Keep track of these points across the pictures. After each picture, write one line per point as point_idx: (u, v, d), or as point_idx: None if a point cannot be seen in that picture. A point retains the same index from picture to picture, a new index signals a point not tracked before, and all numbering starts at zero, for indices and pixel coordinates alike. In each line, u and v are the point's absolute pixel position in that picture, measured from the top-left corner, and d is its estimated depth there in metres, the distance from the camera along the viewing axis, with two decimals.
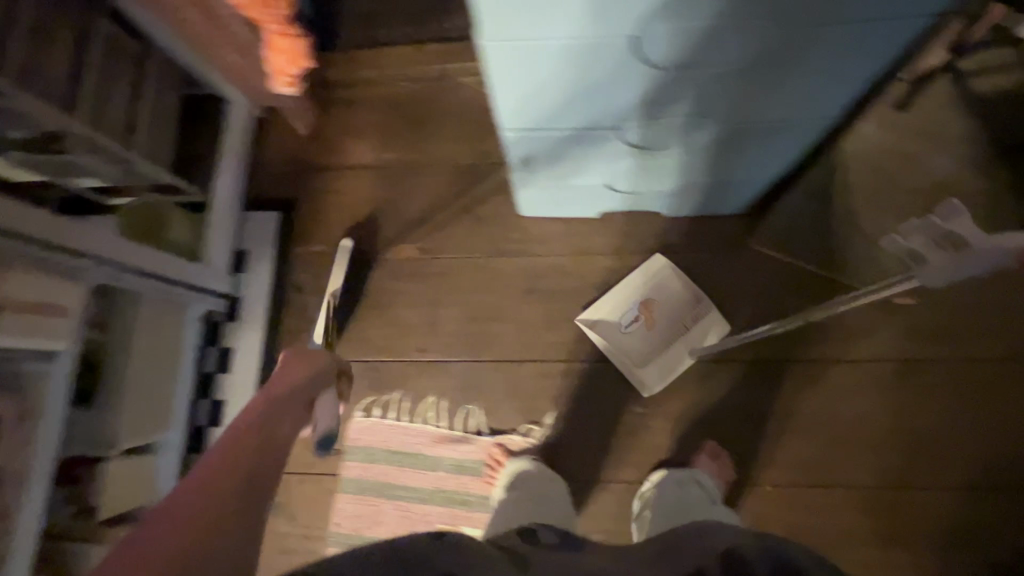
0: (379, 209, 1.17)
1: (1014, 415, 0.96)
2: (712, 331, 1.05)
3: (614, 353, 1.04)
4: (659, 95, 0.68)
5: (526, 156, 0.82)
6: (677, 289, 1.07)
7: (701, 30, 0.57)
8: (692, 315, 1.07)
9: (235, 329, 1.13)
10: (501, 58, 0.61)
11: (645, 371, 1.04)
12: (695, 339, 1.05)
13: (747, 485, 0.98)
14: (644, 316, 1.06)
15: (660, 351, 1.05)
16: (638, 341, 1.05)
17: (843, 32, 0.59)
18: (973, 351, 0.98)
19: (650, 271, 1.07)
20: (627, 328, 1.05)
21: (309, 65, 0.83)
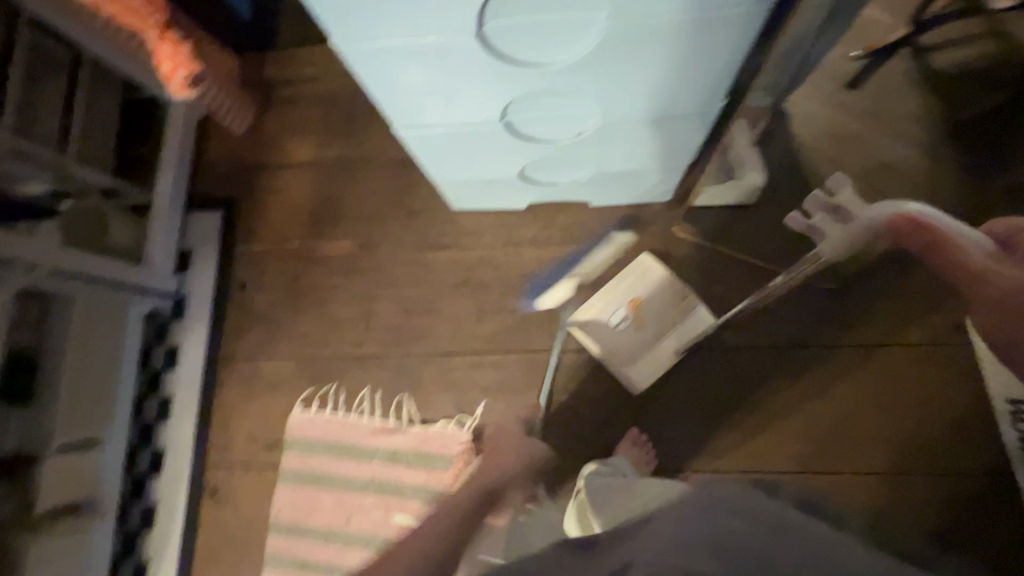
0: (317, 206, 1.18)
1: (929, 398, 0.95)
2: (695, 328, 1.00)
3: (603, 355, 1.01)
4: (534, 94, 0.68)
5: (427, 150, 0.82)
6: (665, 286, 1.02)
7: (551, 28, 0.56)
8: (684, 310, 1.01)
9: (180, 327, 1.16)
10: (361, 59, 0.61)
11: (634, 370, 1.01)
12: (681, 336, 1.00)
13: (672, 472, 0.99)
14: (633, 314, 1.01)
15: (649, 349, 1.00)
16: (628, 340, 1.01)
17: (698, 25, 0.57)
18: (888, 333, 0.98)
19: (641, 268, 1.03)
20: (616, 328, 1.01)
21: (191, 66, 0.89)
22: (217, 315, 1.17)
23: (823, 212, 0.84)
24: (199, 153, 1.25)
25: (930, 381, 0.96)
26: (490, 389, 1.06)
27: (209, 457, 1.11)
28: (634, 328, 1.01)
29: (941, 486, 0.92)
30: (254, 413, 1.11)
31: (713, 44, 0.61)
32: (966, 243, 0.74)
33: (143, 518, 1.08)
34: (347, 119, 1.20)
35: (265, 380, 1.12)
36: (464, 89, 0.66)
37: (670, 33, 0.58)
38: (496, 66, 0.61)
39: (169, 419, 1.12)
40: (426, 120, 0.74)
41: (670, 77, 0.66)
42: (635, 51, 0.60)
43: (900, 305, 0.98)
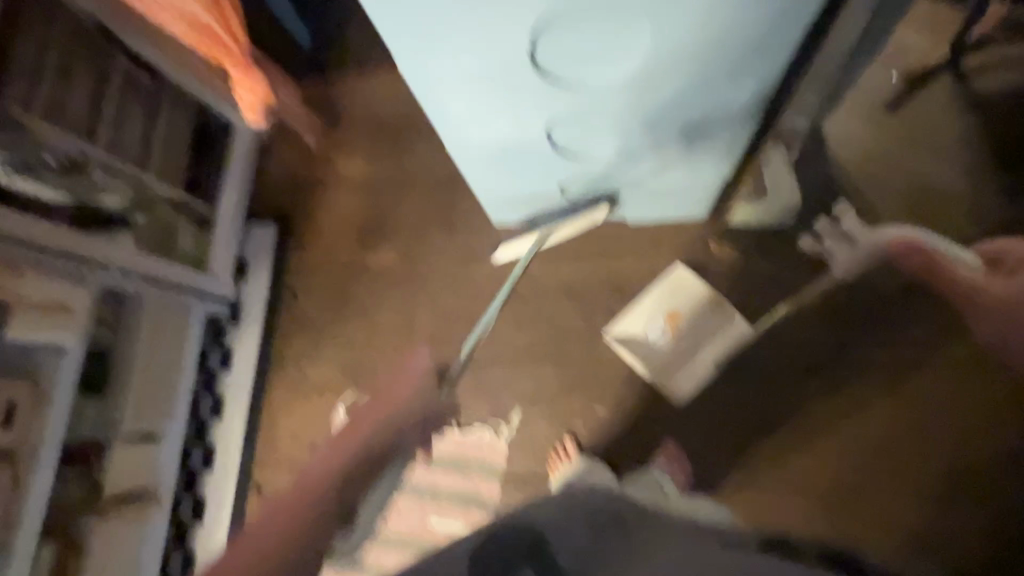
0: (365, 219, 1.25)
1: (970, 420, 0.94)
2: (732, 339, 1.01)
3: (643, 366, 1.04)
4: (577, 112, 0.72)
5: (474, 166, 0.87)
6: (702, 297, 1.04)
7: (598, 49, 0.61)
8: (720, 321, 1.02)
9: (235, 331, 1.24)
10: (421, 81, 0.67)
11: (675, 380, 1.03)
12: (719, 349, 1.02)
13: (706, 486, 0.99)
14: (670, 327, 1.03)
15: (687, 360, 1.02)
16: (666, 353, 1.03)
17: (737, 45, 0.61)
18: (929, 354, 0.96)
19: (674, 279, 1.06)
20: (653, 341, 1.04)
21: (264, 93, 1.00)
22: (269, 319, 1.24)
23: (834, 237, 1.01)
24: (259, 171, 1.35)
25: (976, 403, 0.94)
26: (525, 398, 1.08)
27: (257, 454, 1.17)
28: (671, 341, 1.03)
29: (989, 512, 0.89)
30: (299, 414, 1.17)
31: (752, 62, 0.64)
32: (955, 263, 0.89)
33: (194, 509, 1.14)
34: (394, 140, 1.28)
35: (311, 382, 1.18)
36: (512, 108, 0.71)
37: (710, 53, 0.61)
38: (544, 85, 0.66)
39: (222, 417, 1.19)
40: (474, 138, 0.79)
41: (710, 94, 0.69)
42: (677, 71, 0.64)
43: (944, 324, 0.97)
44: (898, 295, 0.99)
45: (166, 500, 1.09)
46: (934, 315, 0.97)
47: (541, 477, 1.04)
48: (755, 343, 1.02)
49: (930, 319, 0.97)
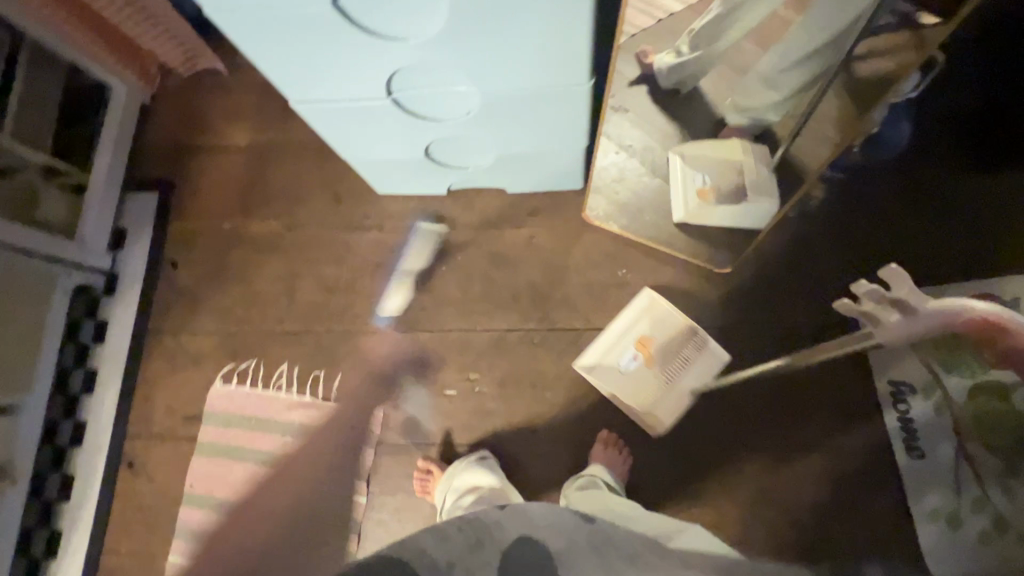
0: (249, 188, 1.22)
1: (828, 380, 0.98)
2: (706, 365, 0.97)
3: (616, 395, 0.98)
4: (411, 67, 0.71)
5: (330, 124, 0.86)
6: (673, 321, 0.99)
7: None
8: (694, 346, 0.98)
9: (110, 302, 1.19)
10: (237, 26, 0.65)
11: (650, 410, 0.97)
12: (694, 376, 0.97)
13: (573, 447, 1.01)
14: (642, 354, 0.99)
15: (665, 389, 0.97)
16: (643, 383, 0.98)
17: (541, 8, 0.60)
18: (797, 318, 1.00)
19: (647, 304, 1.00)
20: (628, 370, 0.99)
21: None
22: (147, 290, 1.19)
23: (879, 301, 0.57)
24: (139, 137, 1.29)
25: (830, 375, 0.98)
26: (402, 367, 1.08)
27: (130, 429, 1.13)
28: (643, 369, 0.98)
29: (829, 471, 0.95)
30: (175, 387, 1.14)
31: (566, 33, 0.64)
32: None
33: (62, 486, 1.10)
34: (282, 108, 1.25)
35: (189, 355, 1.15)
36: (346, 57, 0.69)
37: (521, 15, 0.62)
38: (360, 36, 0.65)
39: (93, 393, 1.14)
40: (320, 91, 0.77)
41: (534, 61, 0.69)
42: (493, 30, 0.64)
43: (810, 304, 1.00)
44: (778, 264, 1.02)
45: (23, 475, 1.05)
46: (806, 295, 1.01)
47: (415, 443, 1.04)
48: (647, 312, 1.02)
49: (802, 294, 1.01)
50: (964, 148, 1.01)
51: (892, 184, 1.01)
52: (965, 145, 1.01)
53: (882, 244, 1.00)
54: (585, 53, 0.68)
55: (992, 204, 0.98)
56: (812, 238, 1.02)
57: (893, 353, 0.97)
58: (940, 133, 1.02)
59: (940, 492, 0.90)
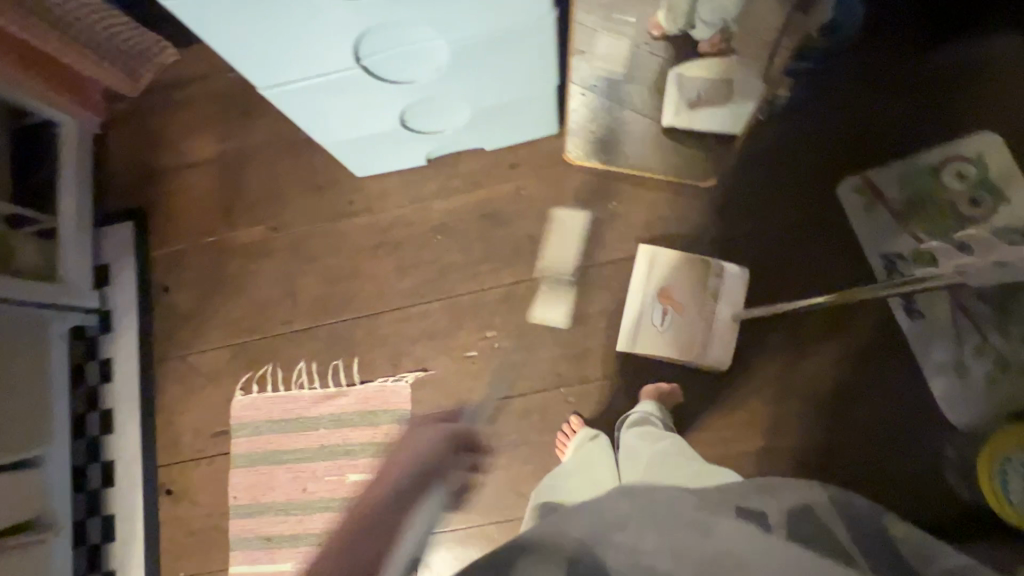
0: (226, 198, 1.20)
1: (826, 268, 1.02)
2: (733, 289, 1.02)
3: (666, 352, 1.02)
4: (380, 24, 0.70)
5: (302, 105, 0.86)
6: (683, 266, 1.03)
7: None
8: (715, 277, 1.03)
9: (110, 340, 1.16)
10: (196, 13, 0.65)
11: (704, 351, 1.01)
12: (726, 305, 1.02)
13: (600, 381, 1.04)
14: (671, 307, 1.02)
15: (705, 327, 1.01)
16: (683, 331, 1.02)
17: None
18: (786, 214, 1.04)
19: (651, 260, 1.04)
20: (665, 326, 1.02)
21: None
22: (145, 320, 1.17)
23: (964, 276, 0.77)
24: (99, 168, 1.25)
25: (825, 262, 1.02)
26: (419, 340, 1.09)
27: (159, 459, 1.12)
28: (679, 317, 1.02)
29: (841, 348, 1.00)
30: (197, 408, 1.13)
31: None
32: None
33: (104, 528, 1.09)
34: (241, 112, 1.22)
35: (203, 374, 1.14)
36: (314, 25, 0.68)
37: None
38: (318, 3, 0.65)
39: (114, 431, 1.12)
40: (288, 72, 0.77)
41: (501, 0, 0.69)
42: None
43: (796, 198, 1.04)
44: (757, 168, 1.06)
45: (63, 525, 1.05)
46: (791, 193, 1.04)
47: (448, 409, 1.06)
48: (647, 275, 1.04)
49: (786, 192, 1.05)
50: (913, 20, 1.04)
51: (850, 70, 1.05)
52: (913, 18, 1.04)
53: (848, 129, 1.04)
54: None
55: (945, 69, 1.03)
56: (784, 136, 1.06)
57: (880, 227, 1.01)
58: (888, 10, 1.05)
59: (944, 346, 0.96)
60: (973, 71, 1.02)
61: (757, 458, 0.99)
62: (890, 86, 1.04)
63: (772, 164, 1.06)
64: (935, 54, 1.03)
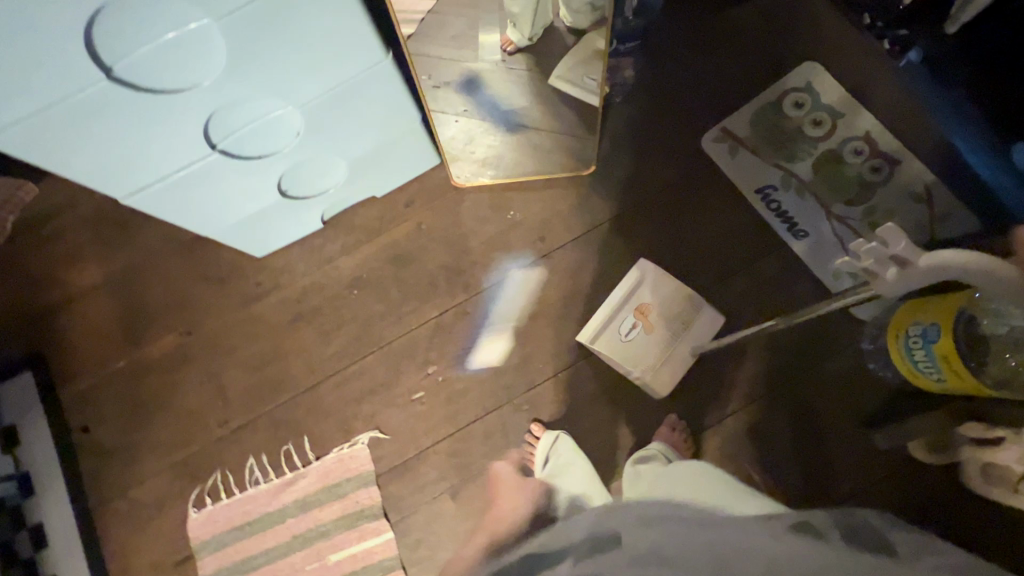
0: (127, 316, 1.14)
1: (715, 216, 1.10)
2: (704, 325, 1.04)
3: (622, 363, 1.03)
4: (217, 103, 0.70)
5: (171, 203, 0.84)
6: (669, 287, 1.06)
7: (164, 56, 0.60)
8: (692, 309, 1.05)
9: (35, 501, 1.06)
10: (24, 143, 0.63)
11: (658, 373, 1.03)
12: (695, 338, 1.04)
13: (549, 382, 1.06)
14: (643, 322, 1.04)
15: (666, 354, 1.03)
16: (645, 347, 1.03)
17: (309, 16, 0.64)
18: (666, 179, 1.12)
19: (639, 276, 1.06)
20: (630, 338, 1.04)
21: None
22: (70, 468, 1.09)
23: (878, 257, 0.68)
24: None
25: (713, 211, 1.10)
26: (364, 398, 1.07)
27: None
28: (646, 335, 1.04)
29: (749, 282, 1.07)
30: (151, 542, 1.05)
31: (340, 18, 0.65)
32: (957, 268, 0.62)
33: None
34: (122, 226, 1.18)
35: (149, 504, 1.07)
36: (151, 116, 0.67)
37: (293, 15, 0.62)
38: (149, 103, 0.65)
39: None
40: (144, 174, 0.76)
41: (330, 53, 0.70)
42: (274, 35, 0.64)
43: (670, 162, 1.12)
44: (628, 144, 1.14)
45: None
46: (665, 158, 1.12)
47: (412, 457, 1.04)
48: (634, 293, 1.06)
49: (660, 158, 1.13)
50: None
51: (680, 38, 1.16)
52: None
53: (694, 89, 1.14)
54: (373, 31, 0.70)
55: (757, 18, 1.15)
56: (643, 110, 1.14)
57: (747, 166, 1.11)
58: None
59: (833, 253, 1.06)
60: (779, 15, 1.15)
61: (711, 407, 1.03)
62: (716, 44, 1.15)
63: (640, 137, 1.14)
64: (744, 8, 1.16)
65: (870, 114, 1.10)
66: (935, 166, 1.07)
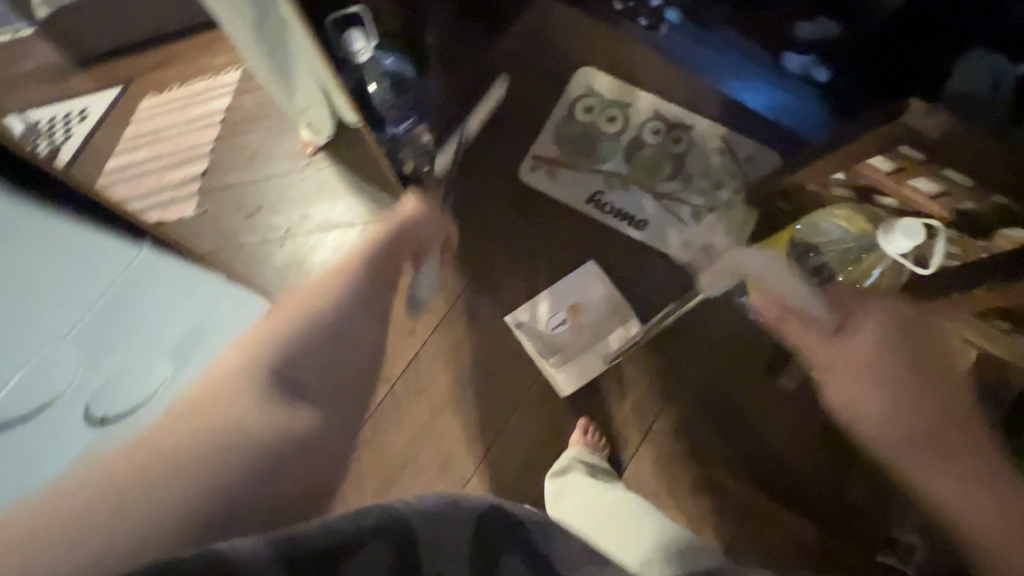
0: None
1: (557, 242, 1.11)
2: (618, 336, 1.06)
3: (539, 352, 1.06)
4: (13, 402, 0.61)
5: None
6: (604, 292, 1.08)
7: None
8: (621, 317, 1.07)
9: None
10: None
11: (563, 374, 1.05)
12: (606, 348, 1.06)
13: (472, 470, 1.02)
14: (573, 318, 1.07)
15: (586, 351, 1.06)
16: (566, 343, 1.06)
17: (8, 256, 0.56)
18: (499, 227, 1.11)
19: (582, 275, 1.09)
20: (554, 329, 1.06)
21: None
22: None
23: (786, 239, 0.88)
24: None
25: (553, 239, 1.11)
26: None
27: None
28: (570, 332, 1.06)
29: (615, 288, 1.09)
30: None
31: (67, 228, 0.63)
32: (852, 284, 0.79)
33: None
34: None
35: None
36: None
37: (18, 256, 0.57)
38: None
39: None
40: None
41: (89, 274, 0.66)
42: (4, 303, 0.57)
43: (496, 210, 1.12)
44: (451, 208, 1.12)
45: None
46: (490, 208, 1.12)
47: None
48: (560, 300, 1.08)
49: (485, 211, 1.12)
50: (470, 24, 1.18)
51: (457, 88, 1.15)
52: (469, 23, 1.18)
53: (488, 134, 1.15)
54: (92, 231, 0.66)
55: (515, 48, 1.19)
56: (449, 170, 1.13)
57: (567, 183, 1.13)
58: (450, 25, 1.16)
59: (673, 230, 1.10)
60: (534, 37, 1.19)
61: (635, 415, 1.04)
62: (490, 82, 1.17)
63: (459, 197, 1.13)
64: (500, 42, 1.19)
65: (650, 94, 1.17)
66: (721, 117, 1.15)
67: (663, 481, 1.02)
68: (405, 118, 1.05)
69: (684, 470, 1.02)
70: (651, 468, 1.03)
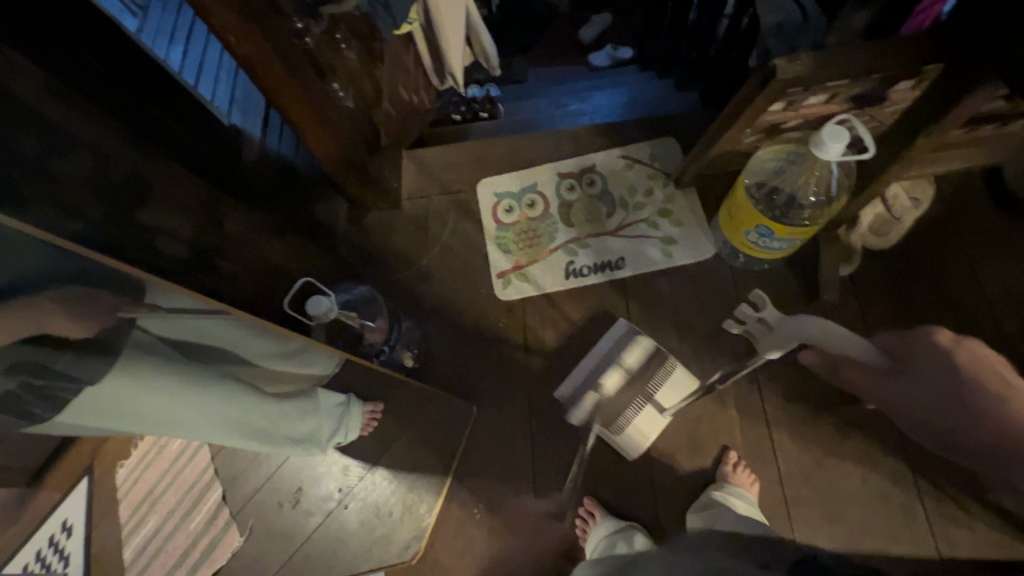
0: None
1: (573, 326, 1.14)
2: (680, 381, 1.04)
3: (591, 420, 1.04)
4: None
5: None
6: (646, 348, 1.05)
7: None
8: (666, 363, 1.05)
9: None
10: None
11: (626, 435, 1.03)
12: (670, 398, 1.03)
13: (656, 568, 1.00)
14: (614, 377, 1.05)
15: (643, 407, 1.02)
16: (614, 403, 1.03)
17: None
18: (518, 350, 1.14)
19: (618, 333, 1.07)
20: (598, 392, 1.05)
21: None
22: None
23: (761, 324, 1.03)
24: None
25: (568, 326, 1.15)
26: None
27: None
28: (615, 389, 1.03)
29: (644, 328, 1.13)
30: None
31: None
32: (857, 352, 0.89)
33: None
34: None
35: None
36: None
37: None
38: None
39: None
40: None
41: None
42: None
43: (506, 339, 1.15)
44: (470, 366, 1.14)
45: None
46: (501, 340, 1.15)
47: None
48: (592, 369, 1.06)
49: (499, 345, 1.15)
50: (373, 217, 1.25)
51: (402, 272, 1.21)
52: (371, 216, 1.25)
53: (452, 286, 1.20)
54: None
55: (421, 207, 1.26)
56: (445, 337, 1.16)
57: (541, 274, 1.18)
58: (360, 231, 1.24)
59: (648, 250, 1.17)
60: (430, 188, 1.27)
61: (747, 413, 1.06)
62: (422, 245, 1.23)
63: (470, 351, 1.15)
64: (407, 211, 1.26)
65: (544, 164, 1.27)
66: (609, 143, 1.27)
67: (809, 445, 1.04)
68: (391, 333, 1.09)
69: (817, 426, 1.04)
70: (792, 443, 1.04)
